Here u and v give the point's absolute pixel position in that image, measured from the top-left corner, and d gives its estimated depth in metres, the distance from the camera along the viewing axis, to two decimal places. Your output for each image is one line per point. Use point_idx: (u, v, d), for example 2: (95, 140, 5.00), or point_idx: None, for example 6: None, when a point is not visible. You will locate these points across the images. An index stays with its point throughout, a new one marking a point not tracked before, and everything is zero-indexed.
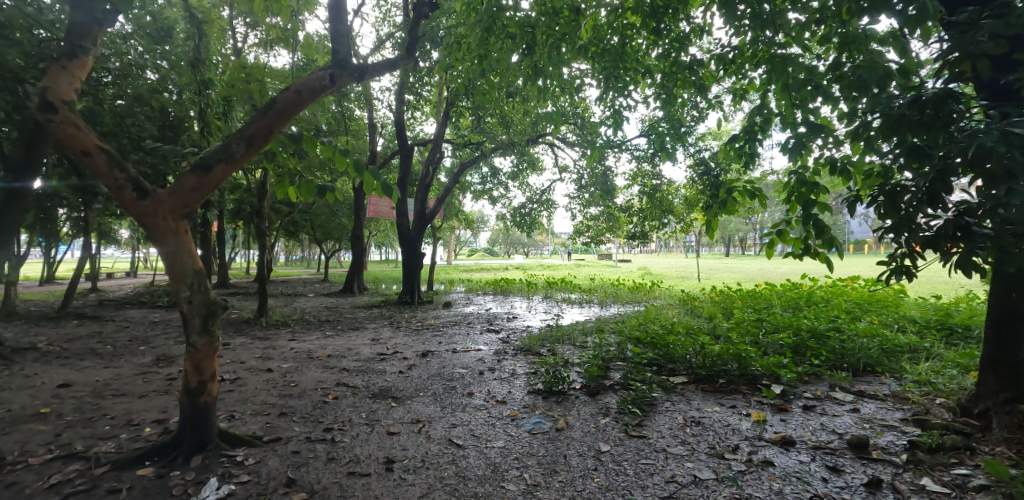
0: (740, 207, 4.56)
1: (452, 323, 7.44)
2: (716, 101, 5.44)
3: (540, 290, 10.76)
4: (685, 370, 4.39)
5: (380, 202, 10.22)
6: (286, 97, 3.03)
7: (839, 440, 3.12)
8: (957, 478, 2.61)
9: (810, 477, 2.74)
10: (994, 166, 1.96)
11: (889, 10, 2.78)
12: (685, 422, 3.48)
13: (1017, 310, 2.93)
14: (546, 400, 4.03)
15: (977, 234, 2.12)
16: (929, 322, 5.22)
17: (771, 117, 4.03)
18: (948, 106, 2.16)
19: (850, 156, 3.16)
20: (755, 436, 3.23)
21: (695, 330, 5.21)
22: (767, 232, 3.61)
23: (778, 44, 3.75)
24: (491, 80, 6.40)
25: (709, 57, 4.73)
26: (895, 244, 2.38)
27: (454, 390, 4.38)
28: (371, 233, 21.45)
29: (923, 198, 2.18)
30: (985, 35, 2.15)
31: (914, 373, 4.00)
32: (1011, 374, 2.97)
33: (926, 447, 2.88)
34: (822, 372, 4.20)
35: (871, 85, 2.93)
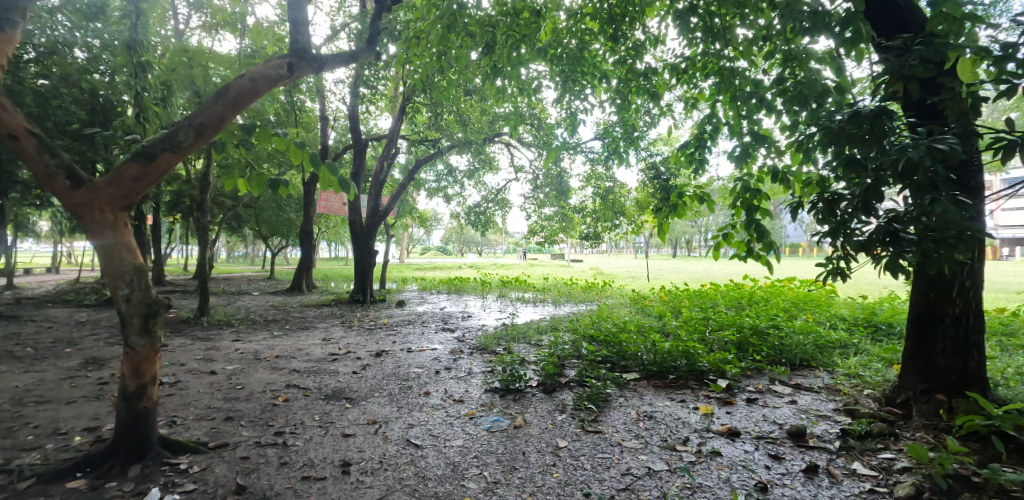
0: (689, 211, 4.78)
1: (406, 323, 7.32)
2: (667, 109, 5.68)
3: (494, 288, 10.78)
4: (636, 366, 4.53)
5: (332, 199, 9.86)
6: (241, 85, 2.90)
7: (779, 431, 3.33)
8: (883, 462, 2.86)
9: (755, 466, 2.92)
10: (920, 179, 2.17)
11: (829, 31, 3.02)
12: (638, 417, 3.61)
13: (934, 308, 3.23)
14: (503, 398, 4.05)
15: (904, 239, 2.27)
16: (857, 320, 5.67)
17: (720, 126, 4.27)
18: (883, 123, 2.35)
19: (790, 166, 3.40)
20: (704, 429, 3.40)
21: (646, 328, 5.40)
22: (713, 235, 3.80)
23: (727, 58, 4.00)
24: (451, 77, 6.33)
25: (662, 66, 4.94)
26: (832, 247, 2.57)
27: (410, 390, 4.32)
28: (319, 231, 20.73)
29: (857, 205, 2.37)
30: (915, 60, 2.36)
31: (844, 367, 4.33)
32: (927, 367, 3.28)
33: (856, 434, 3.14)
34: (763, 366, 4.48)
35: (811, 100, 3.17)
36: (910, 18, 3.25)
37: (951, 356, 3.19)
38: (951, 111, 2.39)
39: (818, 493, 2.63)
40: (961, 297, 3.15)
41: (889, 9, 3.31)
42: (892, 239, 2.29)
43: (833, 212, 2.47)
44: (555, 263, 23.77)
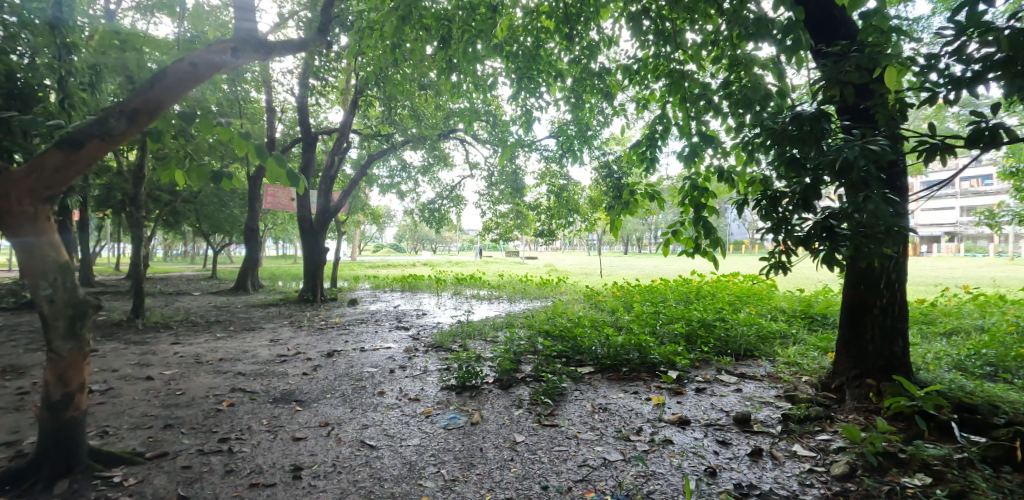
0: (641, 208, 4.92)
1: (359, 321, 7.14)
2: (620, 109, 5.81)
3: (449, 286, 10.70)
4: (591, 360, 4.61)
5: (279, 194, 9.46)
6: (179, 69, 2.71)
7: (726, 418, 3.49)
8: (820, 443, 3.05)
9: (704, 452, 3.04)
10: (853, 178, 2.32)
11: (769, 37, 3.20)
12: (594, 409, 3.69)
13: (865, 299, 3.48)
14: (460, 395, 4.02)
15: (839, 234, 2.43)
16: (794, 312, 6.02)
17: (670, 126, 4.42)
18: (822, 124, 2.49)
19: (735, 166, 3.57)
20: (656, 418, 3.51)
21: (600, 323, 5.51)
22: (663, 232, 3.90)
23: (678, 61, 4.14)
24: (405, 70, 6.22)
25: (615, 66, 5.06)
26: (775, 242, 2.71)
27: (364, 390, 4.22)
28: (264, 228, 19.87)
29: (797, 202, 2.50)
30: (851, 66, 2.53)
31: (784, 356, 4.59)
32: (858, 353, 3.53)
33: (796, 419, 3.33)
34: (710, 357, 4.68)
35: (755, 103, 3.34)
36: (844, 28, 3.48)
37: (879, 343, 3.44)
38: (880, 115, 2.58)
39: (762, 475, 2.78)
40: (888, 289, 3.40)
41: (825, 20, 3.53)
42: (829, 235, 2.44)
43: (776, 208, 2.61)
44: (507, 265, 20.51)
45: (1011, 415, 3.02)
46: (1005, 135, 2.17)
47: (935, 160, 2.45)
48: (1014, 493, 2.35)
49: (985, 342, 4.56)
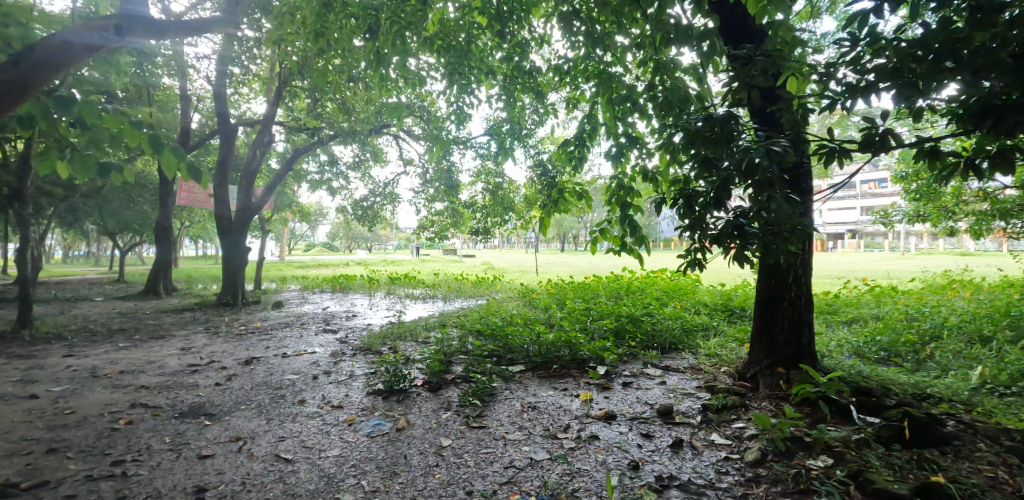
0: (571, 207, 4.96)
1: (283, 326, 6.75)
2: (552, 108, 5.83)
3: (383, 286, 10.38)
4: (522, 358, 4.59)
5: (195, 190, 8.78)
6: (49, 45, 2.42)
7: (650, 410, 3.59)
8: (736, 431, 3.19)
9: (628, 446, 3.10)
10: (759, 178, 2.42)
11: (696, 44, 3.32)
12: (523, 408, 3.67)
13: (775, 292, 3.68)
14: (386, 400, 3.87)
15: (748, 233, 2.52)
16: (716, 305, 6.32)
17: (598, 126, 4.48)
18: (732, 126, 2.58)
19: (658, 166, 3.66)
20: (583, 414, 3.54)
21: (532, 320, 5.52)
22: (591, 230, 3.94)
23: (606, 63, 4.20)
24: (331, 60, 5.94)
25: (548, 65, 5.06)
26: (691, 240, 2.79)
27: (283, 399, 3.98)
28: (182, 226, 18.43)
29: (710, 201, 2.58)
30: (758, 71, 2.64)
31: (705, 348, 4.79)
32: (770, 345, 3.73)
33: (714, 408, 3.47)
34: (637, 351, 4.81)
35: (675, 106, 3.44)
36: (754, 30, 3.66)
37: (788, 333, 3.65)
38: (785, 119, 2.72)
39: (681, 465, 2.86)
40: (796, 282, 3.61)
41: (737, 24, 3.69)
42: (739, 233, 2.53)
43: (692, 206, 2.68)
44: (444, 264, 18.79)
45: (900, 396, 3.30)
46: (891, 140, 2.33)
47: (832, 162, 2.61)
48: (903, 469, 2.54)
49: (879, 329, 4.99)
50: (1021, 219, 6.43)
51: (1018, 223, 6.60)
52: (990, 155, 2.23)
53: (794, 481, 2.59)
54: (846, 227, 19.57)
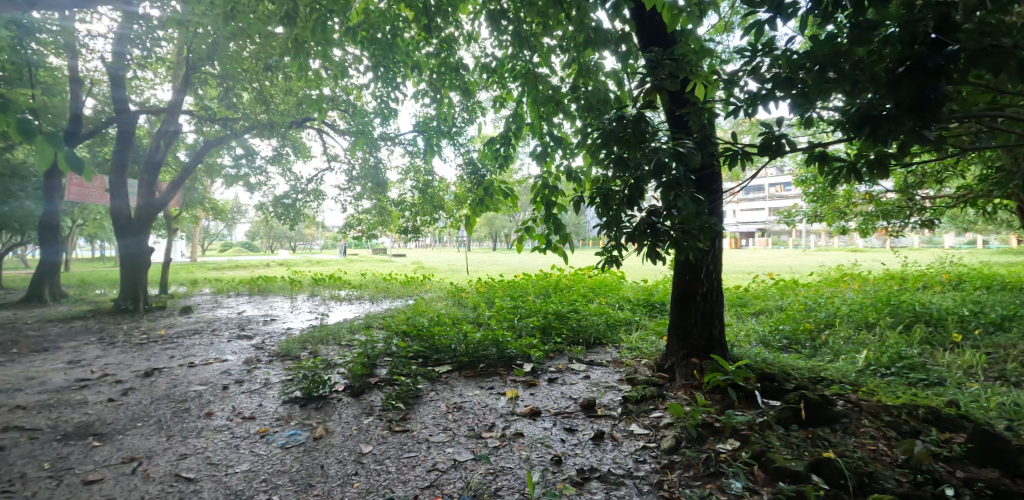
0: (499, 206, 4.97)
1: (191, 333, 6.24)
2: (480, 106, 5.81)
3: (306, 287, 9.90)
4: (449, 358, 4.54)
5: (87, 185, 7.91)
6: None
7: (573, 405, 3.66)
8: (653, 420, 3.32)
9: (551, 441, 3.14)
10: (668, 178, 2.53)
11: (617, 48, 3.43)
12: (448, 409, 3.63)
13: (689, 287, 3.88)
14: (304, 408, 3.68)
15: (660, 231, 2.62)
16: (638, 300, 6.60)
17: (524, 126, 4.51)
18: (644, 127, 2.69)
19: (580, 166, 3.74)
20: (509, 412, 3.56)
21: (459, 320, 5.48)
22: (517, 228, 3.96)
23: (532, 63, 4.24)
24: (245, 47, 5.56)
25: (475, 63, 5.03)
26: (608, 237, 2.87)
27: (187, 413, 3.67)
28: (74, 224, 16.57)
29: (623, 199, 2.70)
30: (668, 75, 2.77)
31: (627, 341, 4.98)
32: (685, 337, 3.93)
33: (634, 399, 3.60)
34: (563, 347, 4.91)
35: (595, 107, 3.54)
36: (667, 36, 3.80)
37: (701, 325, 3.86)
38: (694, 123, 2.86)
39: (602, 457, 2.94)
40: (707, 278, 3.83)
41: (650, 24, 3.84)
42: (652, 231, 2.62)
43: (608, 205, 2.76)
44: (371, 264, 17.98)
45: (798, 380, 3.57)
46: (786, 145, 2.51)
47: (736, 165, 2.78)
48: (799, 447, 2.74)
49: (782, 319, 5.41)
50: (898, 218, 7.23)
51: (896, 223, 7.41)
52: (868, 160, 2.45)
53: (705, 465, 2.73)
54: (757, 226, 21.09)
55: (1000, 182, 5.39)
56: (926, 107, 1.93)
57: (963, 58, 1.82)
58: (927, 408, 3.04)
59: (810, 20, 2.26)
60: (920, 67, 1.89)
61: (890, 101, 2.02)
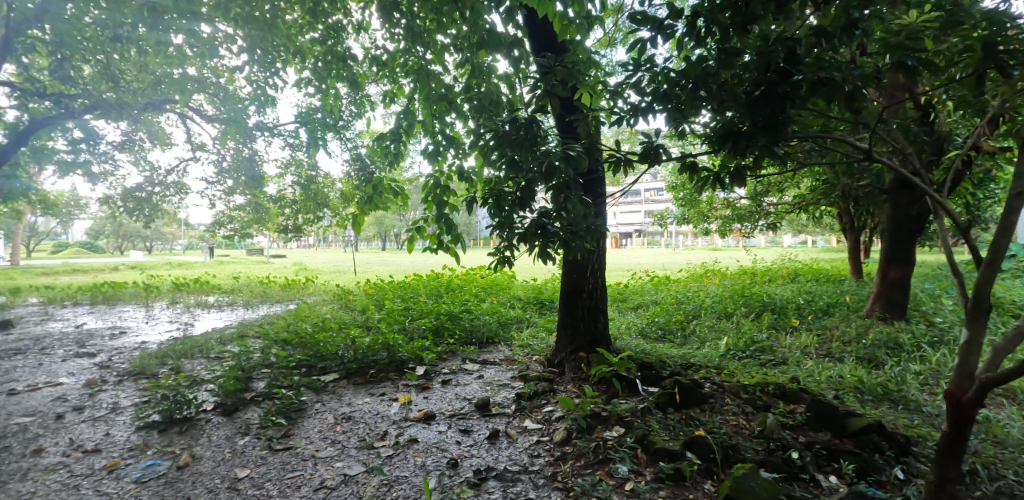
0: (390, 205, 4.79)
1: (9, 353, 5.15)
2: (369, 100, 5.54)
3: (164, 294, 8.70)
4: (336, 366, 4.28)
5: None
6: None
7: (468, 405, 3.66)
8: (545, 414, 3.43)
9: (447, 444, 3.10)
10: (557, 180, 2.61)
11: (510, 52, 3.50)
12: (336, 420, 3.42)
13: (577, 285, 4.08)
14: (164, 434, 3.23)
15: (550, 232, 2.67)
16: (529, 299, 6.80)
17: (416, 123, 4.38)
18: (535, 131, 2.75)
19: (473, 167, 3.74)
20: (402, 418, 3.45)
21: (347, 324, 5.19)
22: (407, 228, 3.84)
23: (426, 60, 4.14)
24: (84, 12, 4.71)
25: (365, 55, 4.78)
26: (501, 238, 2.88)
27: (4, 452, 3.02)
28: None
29: (515, 201, 2.72)
30: (557, 82, 2.89)
31: (519, 339, 5.10)
32: (573, 332, 4.12)
33: (527, 396, 3.68)
34: (456, 348, 4.89)
35: (488, 109, 3.57)
36: (557, 44, 3.96)
37: (588, 320, 4.08)
38: (582, 129, 3.01)
39: (498, 456, 2.97)
40: (593, 275, 4.06)
41: (543, 31, 3.97)
42: (542, 232, 2.66)
43: (501, 206, 2.76)
44: (245, 266, 16.39)
45: (672, 367, 3.92)
46: (662, 154, 2.74)
47: (619, 170, 2.97)
48: (675, 428, 3.01)
49: (657, 313, 5.92)
50: (749, 221, 8.29)
51: (747, 225, 8.50)
52: (729, 170, 2.76)
53: (594, 453, 2.88)
54: (635, 227, 22.85)
55: (824, 192, 6.43)
56: (775, 126, 2.22)
57: (804, 86, 2.13)
58: (774, 385, 3.51)
59: (682, 41, 2.49)
60: (772, 91, 2.18)
61: (748, 119, 2.29)
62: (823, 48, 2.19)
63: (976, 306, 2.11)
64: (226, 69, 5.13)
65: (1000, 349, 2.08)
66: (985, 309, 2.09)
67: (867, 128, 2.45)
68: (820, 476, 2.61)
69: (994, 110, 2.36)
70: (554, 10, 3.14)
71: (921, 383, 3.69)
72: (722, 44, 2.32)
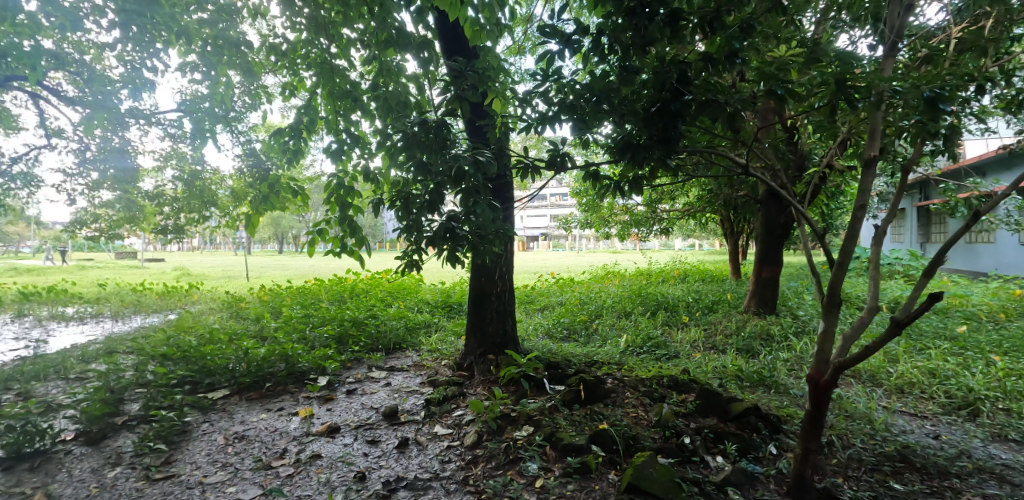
0: (288, 205, 4.48)
1: None
2: (265, 92, 5.14)
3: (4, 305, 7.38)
4: (225, 381, 3.91)
5: None
6: None
7: (375, 415, 3.54)
8: (456, 418, 3.41)
9: (353, 457, 2.97)
10: (467, 185, 2.61)
11: (419, 53, 3.44)
12: (227, 441, 3.14)
13: (486, 287, 4.13)
14: (8, 472, 2.75)
15: (458, 236, 2.62)
16: (437, 302, 6.74)
17: (318, 119, 4.15)
18: (444, 134, 2.72)
19: (379, 168, 3.61)
20: (303, 434, 3.25)
21: (239, 335, 4.77)
22: (307, 230, 3.61)
23: (331, 54, 3.94)
24: None
25: (262, 43, 4.43)
26: (408, 242, 2.75)
27: None
28: None
29: (423, 204, 2.64)
30: (467, 87, 2.91)
31: (428, 344, 5.04)
32: (482, 335, 4.15)
33: (436, 401, 3.64)
34: (361, 356, 4.70)
35: (395, 109, 3.48)
36: (467, 48, 3.99)
37: (496, 323, 4.13)
38: (491, 135, 3.04)
39: (408, 465, 2.90)
40: (501, 279, 4.13)
41: (453, 34, 3.98)
42: (451, 236, 2.61)
43: (409, 209, 2.67)
44: (112, 272, 14.41)
45: (577, 365, 4.09)
46: (568, 162, 2.85)
47: (527, 176, 3.04)
48: (581, 423, 3.14)
49: (562, 313, 6.15)
50: (645, 226, 8.89)
51: (644, 229, 9.11)
52: (627, 179, 2.94)
53: (505, 453, 2.91)
54: (541, 230, 23.52)
55: (708, 200, 7.09)
56: (669, 139, 2.42)
57: (694, 105, 2.34)
58: (668, 377, 3.80)
59: (587, 55, 2.61)
60: (666, 108, 2.37)
61: (645, 132, 2.45)
62: (709, 71, 2.42)
63: (830, 300, 2.43)
64: (94, 45, 4.40)
65: (849, 337, 2.41)
66: (838, 303, 2.42)
67: (744, 144, 2.73)
68: (708, 457, 2.87)
69: (842, 135, 2.76)
70: (464, 15, 3.14)
71: (788, 369, 4.21)
72: (623, 62, 2.49)
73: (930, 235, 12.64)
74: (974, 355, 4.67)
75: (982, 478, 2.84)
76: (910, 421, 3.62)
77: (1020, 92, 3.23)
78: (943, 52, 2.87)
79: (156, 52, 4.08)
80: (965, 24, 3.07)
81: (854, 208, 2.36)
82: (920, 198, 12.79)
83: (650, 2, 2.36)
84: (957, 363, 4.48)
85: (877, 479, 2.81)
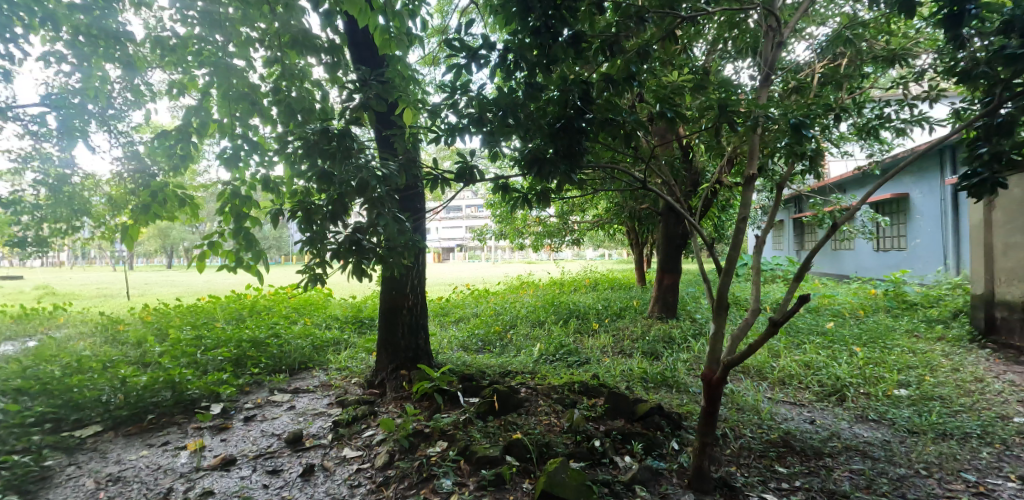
0: (175, 215, 4.07)
1: None
2: (148, 89, 4.63)
3: None
4: (99, 416, 3.46)
5: None
6: None
7: (277, 442, 3.30)
8: (366, 439, 3.27)
9: (252, 490, 2.76)
10: (372, 196, 2.51)
11: (324, 58, 3.30)
12: (99, 486, 2.78)
13: (397, 301, 4.03)
14: None
15: (365, 248, 2.52)
16: (347, 318, 6.47)
17: (211, 123, 3.81)
18: (347, 143, 2.64)
19: (278, 178, 3.40)
20: (192, 469, 2.95)
21: (114, 363, 4.25)
22: (197, 244, 3.30)
23: (227, 54, 3.63)
24: None
25: (147, 36, 4.00)
26: (311, 254, 2.60)
27: None
28: None
29: (326, 215, 2.51)
30: (373, 97, 2.83)
31: (336, 362, 4.83)
32: (394, 350, 4.03)
33: (345, 422, 3.47)
34: (261, 378, 4.39)
35: (298, 115, 3.29)
36: (375, 57, 3.97)
37: (408, 337, 4.04)
38: (398, 145, 2.98)
39: (313, 493, 2.74)
40: (412, 292, 4.06)
41: (363, 43, 3.94)
42: (356, 248, 2.49)
43: (311, 220, 2.48)
44: None
45: (491, 376, 4.10)
46: (478, 174, 2.84)
47: (437, 189, 2.99)
48: (495, 435, 3.14)
49: (477, 324, 6.16)
50: (558, 236, 9.16)
51: (556, 240, 9.40)
52: (535, 192, 3.00)
53: (417, 472, 2.83)
54: (457, 241, 23.33)
55: (615, 211, 7.47)
56: (573, 155, 2.51)
57: (594, 124, 2.46)
58: (579, 383, 3.92)
59: (496, 72, 2.63)
60: (570, 125, 2.46)
61: (551, 148, 2.53)
62: (610, 92, 2.54)
63: (720, 303, 2.63)
64: None
65: (737, 336, 2.62)
66: (726, 305, 2.62)
67: (642, 161, 2.89)
68: (617, 458, 3.00)
69: (727, 154, 3.01)
70: (375, 23, 3.06)
71: (686, 369, 4.52)
72: (529, 80, 2.56)
73: (803, 242, 14.26)
74: (841, 347, 5.32)
75: (848, 455, 3.22)
76: (790, 409, 4.03)
77: (869, 121, 3.73)
78: (807, 84, 3.26)
79: (11, 39, 3.52)
80: (824, 60, 3.51)
81: (737, 219, 2.58)
82: (795, 210, 14.39)
83: (554, 23, 2.45)
84: (827, 355, 5.08)
85: (764, 465, 3.08)
